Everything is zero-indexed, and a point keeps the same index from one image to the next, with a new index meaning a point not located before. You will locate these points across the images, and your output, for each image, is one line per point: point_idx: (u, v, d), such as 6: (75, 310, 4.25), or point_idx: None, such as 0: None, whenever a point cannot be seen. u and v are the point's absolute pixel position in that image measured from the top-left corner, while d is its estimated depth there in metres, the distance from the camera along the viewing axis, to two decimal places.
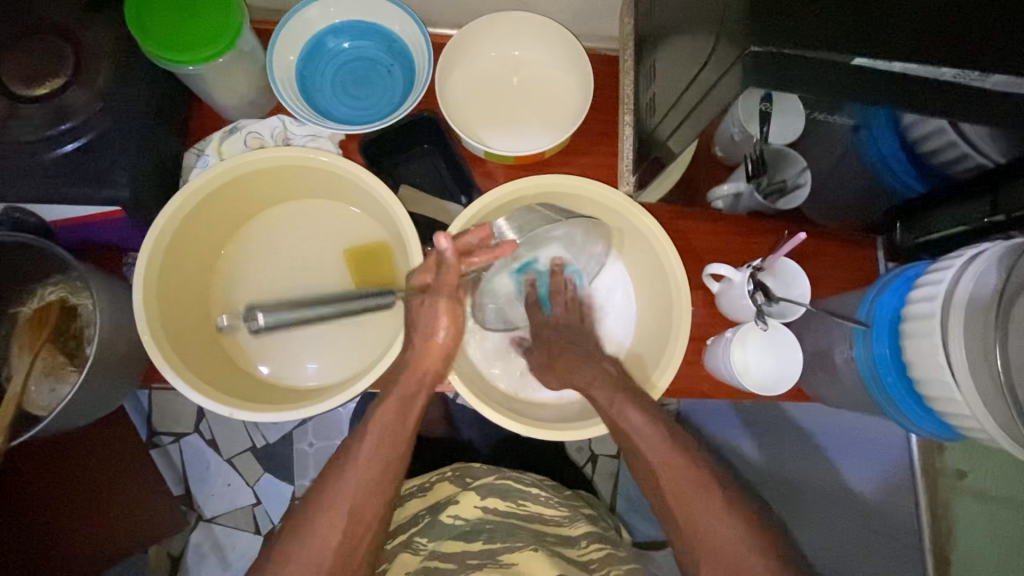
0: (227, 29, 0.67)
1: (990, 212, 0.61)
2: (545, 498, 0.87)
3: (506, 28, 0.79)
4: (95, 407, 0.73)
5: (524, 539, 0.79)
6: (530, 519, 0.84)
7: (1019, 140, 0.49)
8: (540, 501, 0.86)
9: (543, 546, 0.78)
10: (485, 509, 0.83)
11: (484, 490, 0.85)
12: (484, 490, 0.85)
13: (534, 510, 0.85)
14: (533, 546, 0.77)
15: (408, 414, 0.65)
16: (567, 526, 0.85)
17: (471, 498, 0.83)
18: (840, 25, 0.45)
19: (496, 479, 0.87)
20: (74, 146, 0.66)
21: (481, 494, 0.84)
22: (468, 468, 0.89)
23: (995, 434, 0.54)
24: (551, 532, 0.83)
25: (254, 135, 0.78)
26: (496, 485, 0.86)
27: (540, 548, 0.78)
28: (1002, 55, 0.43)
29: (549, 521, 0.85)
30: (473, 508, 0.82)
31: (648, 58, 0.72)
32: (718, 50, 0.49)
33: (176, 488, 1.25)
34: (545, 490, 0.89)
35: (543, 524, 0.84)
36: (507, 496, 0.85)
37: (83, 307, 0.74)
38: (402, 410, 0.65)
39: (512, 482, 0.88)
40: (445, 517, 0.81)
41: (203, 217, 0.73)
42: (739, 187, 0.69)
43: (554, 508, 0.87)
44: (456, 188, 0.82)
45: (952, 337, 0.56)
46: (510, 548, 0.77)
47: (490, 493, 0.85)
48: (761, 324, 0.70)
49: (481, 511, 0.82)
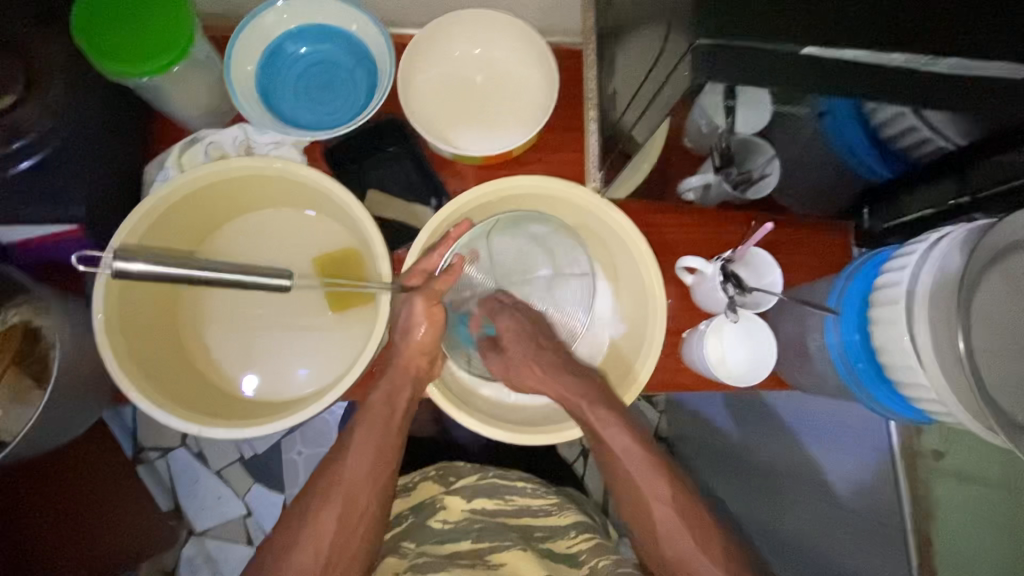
0: (174, 39, 0.65)
1: (956, 195, 0.62)
2: (532, 490, 0.86)
3: (467, 25, 0.78)
4: (66, 428, 0.72)
5: (513, 538, 0.79)
6: (519, 514, 0.83)
7: (976, 122, 0.48)
8: (527, 493, 0.85)
9: (530, 545, 0.79)
10: (472, 510, 0.82)
11: (470, 491, 0.84)
12: (470, 491, 0.84)
13: (522, 504, 0.85)
14: (521, 546, 0.77)
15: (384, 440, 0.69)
16: (556, 516, 0.84)
17: (457, 501, 0.82)
18: (789, 13, 0.44)
19: (480, 479, 0.86)
20: (28, 164, 0.64)
21: (467, 495, 0.83)
22: (451, 467, 0.88)
23: (963, 416, 0.54)
24: (538, 526, 0.83)
25: (216, 145, 0.77)
26: (482, 486, 0.85)
27: (529, 548, 0.78)
28: (950, 39, 0.43)
29: (538, 513, 0.84)
30: (461, 510, 0.82)
31: (610, 51, 0.71)
32: (672, 42, 0.48)
33: (165, 503, 1.23)
34: (532, 481, 0.88)
35: (532, 518, 0.83)
36: (495, 494, 0.85)
37: (46, 329, 0.72)
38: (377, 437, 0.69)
39: (498, 480, 0.86)
40: (432, 522, 0.81)
41: (163, 233, 0.72)
42: (707, 179, 0.69)
43: (542, 498, 0.86)
44: (427, 190, 0.80)
45: (918, 320, 0.56)
46: (498, 547, 0.77)
47: (477, 494, 0.84)
48: (732, 315, 0.69)
49: (469, 513, 0.82)
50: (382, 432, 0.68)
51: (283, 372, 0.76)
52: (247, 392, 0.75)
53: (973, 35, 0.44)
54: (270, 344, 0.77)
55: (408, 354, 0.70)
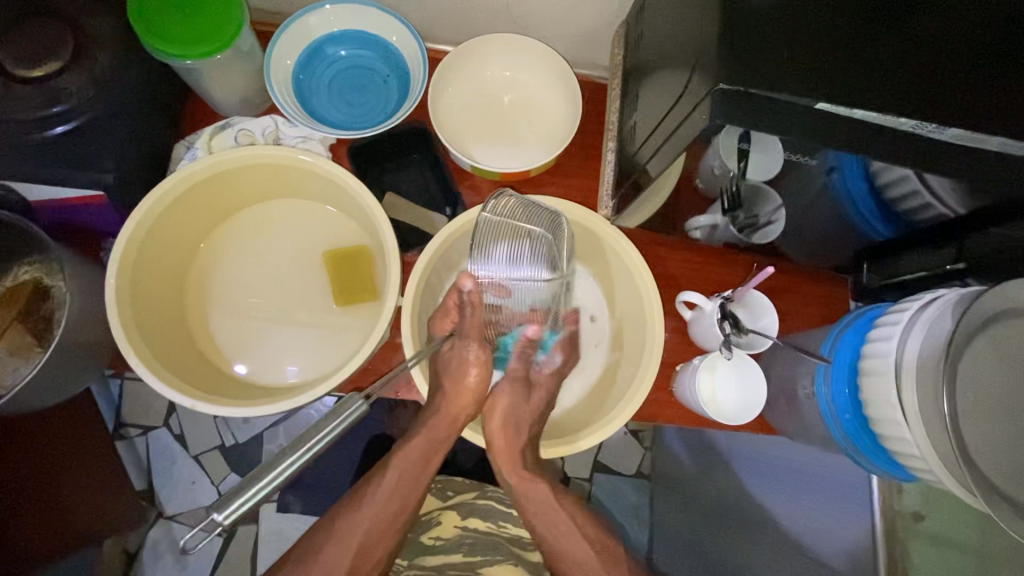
0: (176, 46, 0.67)
1: (953, 260, 0.63)
2: (526, 521, 0.86)
3: (499, 49, 0.81)
4: (57, 389, 0.73)
5: (503, 554, 0.80)
6: (510, 540, 0.83)
7: (976, 194, 0.51)
8: (520, 523, 0.86)
9: (520, 562, 0.80)
10: (464, 528, 0.83)
11: (465, 509, 0.85)
12: (464, 509, 0.85)
13: (514, 532, 0.85)
14: (512, 561, 0.79)
15: (420, 484, 0.73)
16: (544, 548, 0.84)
17: (452, 517, 0.84)
18: (808, 68, 0.47)
19: (477, 497, 0.88)
20: (64, 129, 0.66)
21: (462, 513, 0.85)
22: (450, 482, 0.90)
23: (942, 476, 0.54)
24: (529, 554, 0.83)
25: (246, 132, 0.80)
26: (477, 505, 0.86)
27: (519, 564, 0.79)
28: (958, 112, 0.46)
29: (528, 543, 0.84)
30: (454, 527, 0.83)
31: (634, 87, 0.74)
32: (693, 84, 0.51)
33: (139, 483, 1.22)
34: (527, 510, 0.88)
35: (522, 546, 0.83)
36: (488, 517, 0.85)
37: (56, 288, 0.74)
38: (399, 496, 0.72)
39: (494, 503, 0.87)
40: (425, 538, 0.82)
41: (184, 209, 0.74)
42: (715, 220, 0.71)
43: (534, 530, 0.86)
44: (443, 200, 0.83)
45: (905, 378, 0.57)
46: (490, 561, 0.78)
47: (471, 513, 0.85)
48: (726, 353, 0.71)
49: (461, 530, 0.82)
50: (405, 482, 0.73)
51: (278, 359, 0.77)
52: (240, 374, 0.76)
53: (981, 110, 0.46)
54: (271, 331, 0.78)
55: (455, 399, 0.75)
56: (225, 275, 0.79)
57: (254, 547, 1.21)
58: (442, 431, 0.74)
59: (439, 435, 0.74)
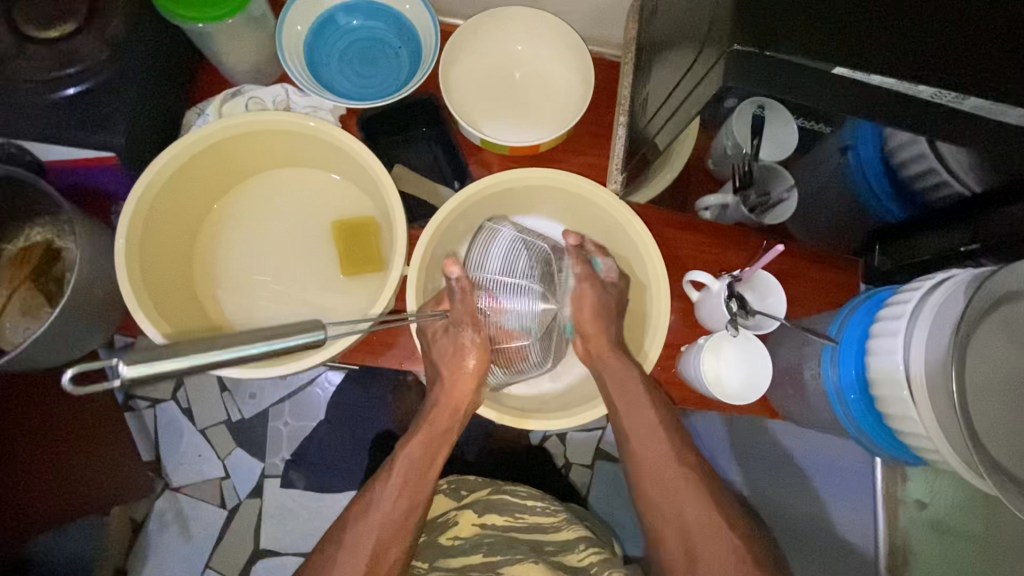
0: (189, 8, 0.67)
1: (968, 241, 0.61)
2: (543, 508, 0.87)
3: (512, 21, 0.80)
4: (67, 350, 0.73)
5: (523, 551, 0.79)
6: (528, 530, 0.84)
7: (995, 170, 0.50)
8: (537, 512, 0.86)
9: (542, 557, 0.79)
10: (483, 526, 0.83)
11: (481, 507, 0.86)
12: (481, 507, 0.86)
13: (533, 521, 0.85)
14: (533, 559, 0.77)
15: (426, 475, 0.71)
16: (564, 532, 0.84)
17: (469, 516, 0.84)
18: (827, 32, 0.46)
19: (491, 493, 0.88)
20: (75, 90, 0.66)
21: (478, 511, 0.85)
22: (462, 481, 0.90)
23: (947, 456, 0.54)
24: (549, 542, 0.82)
25: (256, 100, 0.79)
26: (491, 501, 0.86)
27: (539, 559, 0.78)
28: (980, 80, 0.44)
29: (548, 529, 0.84)
30: (472, 525, 0.83)
31: (647, 61, 0.73)
32: (707, 50, 0.50)
33: (147, 454, 1.24)
34: (542, 500, 0.88)
35: (542, 534, 0.83)
36: (505, 511, 0.85)
37: (66, 250, 0.75)
38: (407, 489, 0.69)
39: (509, 497, 0.87)
40: (445, 539, 0.82)
41: (192, 174, 0.74)
42: (726, 198, 0.70)
43: (550, 516, 0.86)
44: (451, 174, 0.84)
45: (913, 357, 0.56)
46: (511, 560, 0.77)
47: (487, 510, 0.85)
48: (731, 331, 0.70)
49: (480, 528, 0.83)
50: (405, 480, 0.70)
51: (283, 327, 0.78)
52: None
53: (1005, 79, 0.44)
54: (277, 299, 0.78)
55: (454, 381, 0.72)
56: (233, 243, 0.80)
57: (258, 521, 1.22)
58: (444, 421, 0.73)
59: (440, 426, 0.73)
